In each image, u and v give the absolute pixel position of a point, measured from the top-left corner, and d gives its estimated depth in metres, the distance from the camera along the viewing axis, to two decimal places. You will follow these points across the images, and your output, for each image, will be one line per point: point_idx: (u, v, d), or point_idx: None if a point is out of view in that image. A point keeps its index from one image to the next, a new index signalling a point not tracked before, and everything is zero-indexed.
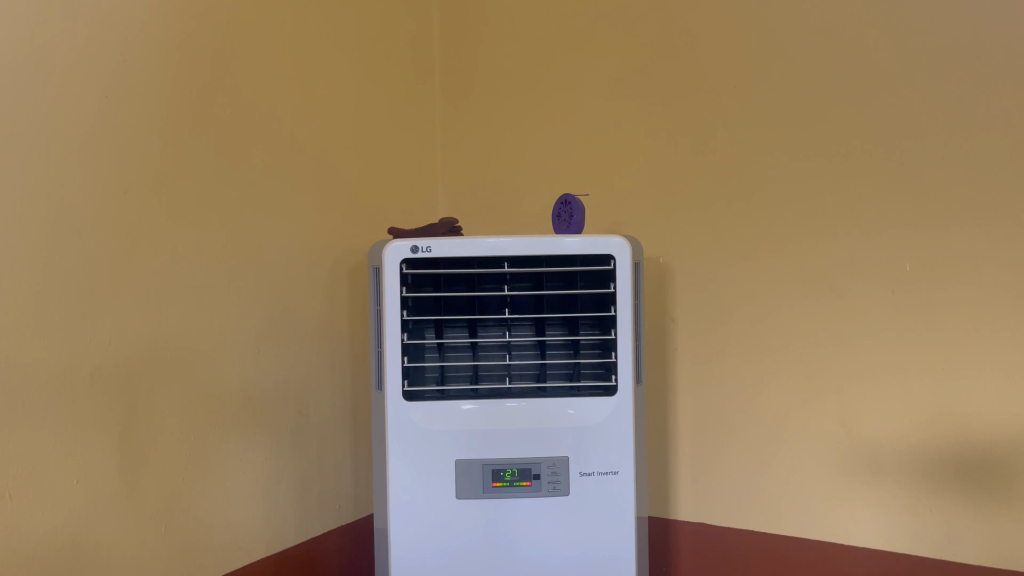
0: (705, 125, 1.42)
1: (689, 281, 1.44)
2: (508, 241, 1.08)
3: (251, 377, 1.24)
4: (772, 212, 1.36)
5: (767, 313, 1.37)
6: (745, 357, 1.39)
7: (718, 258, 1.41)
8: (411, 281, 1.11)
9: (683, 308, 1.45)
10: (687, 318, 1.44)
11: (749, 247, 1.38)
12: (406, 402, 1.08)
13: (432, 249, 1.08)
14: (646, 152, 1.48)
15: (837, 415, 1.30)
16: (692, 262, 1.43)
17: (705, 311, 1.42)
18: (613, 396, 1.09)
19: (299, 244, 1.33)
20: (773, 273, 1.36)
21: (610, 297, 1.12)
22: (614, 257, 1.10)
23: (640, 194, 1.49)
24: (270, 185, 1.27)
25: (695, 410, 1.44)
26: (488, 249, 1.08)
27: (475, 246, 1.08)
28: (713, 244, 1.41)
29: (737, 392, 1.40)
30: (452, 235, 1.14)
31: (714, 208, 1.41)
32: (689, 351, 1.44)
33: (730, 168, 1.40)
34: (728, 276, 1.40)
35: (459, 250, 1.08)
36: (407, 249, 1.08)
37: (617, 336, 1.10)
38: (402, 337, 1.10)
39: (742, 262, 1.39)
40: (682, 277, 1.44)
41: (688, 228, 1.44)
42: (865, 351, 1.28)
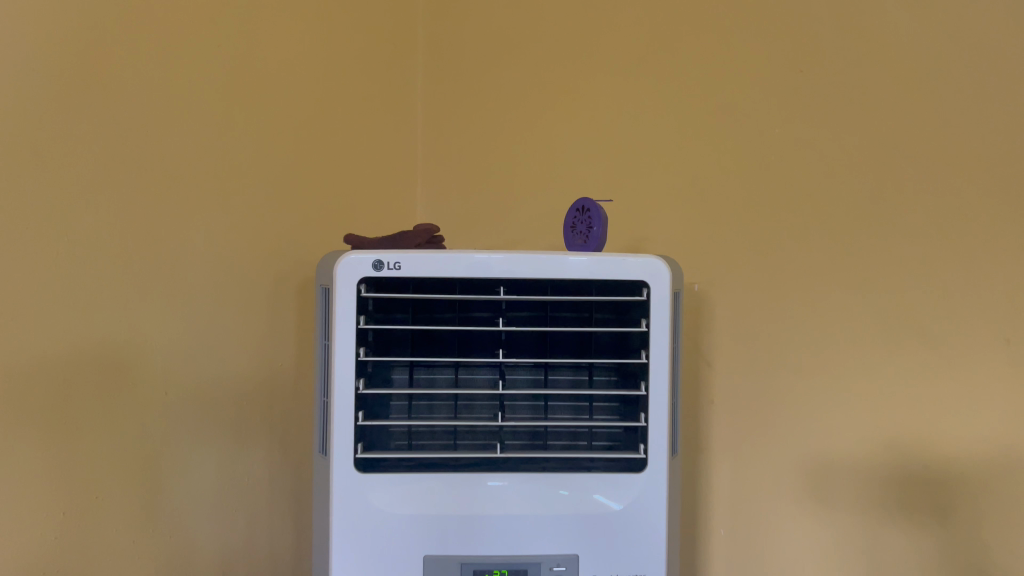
0: (741, 125, 1.16)
1: (726, 321, 1.17)
2: (502, 257, 0.80)
3: (156, 425, 0.95)
4: (838, 232, 1.07)
5: (831, 359, 1.08)
6: (794, 415, 1.11)
7: (762, 291, 1.14)
8: (373, 308, 0.83)
9: (718, 355, 1.18)
10: (721, 367, 1.18)
11: (805, 277, 1.10)
12: (362, 474, 0.79)
13: (401, 264, 0.79)
14: (673, 159, 1.23)
15: (925, 502, 0.99)
16: (730, 294, 1.17)
17: (745, 359, 1.16)
18: (641, 473, 0.81)
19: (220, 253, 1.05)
20: (838, 306, 1.07)
21: (640, 338, 0.83)
22: (649, 283, 0.81)
23: (669, 209, 1.23)
24: (189, 177, 0.99)
25: (734, 480, 1.17)
26: (478, 267, 0.80)
27: (462, 264, 0.79)
28: (757, 273, 1.14)
29: (783, 462, 1.12)
30: (431, 247, 0.85)
31: (756, 226, 1.14)
32: (727, 410, 1.18)
33: (775, 177, 1.12)
34: (777, 312, 1.13)
35: (440, 268, 0.79)
36: (368, 265, 0.79)
37: (650, 392, 0.81)
38: (358, 385, 0.80)
39: (795, 295, 1.11)
40: (720, 314, 1.18)
41: (724, 250, 1.18)
42: (966, 418, 0.97)
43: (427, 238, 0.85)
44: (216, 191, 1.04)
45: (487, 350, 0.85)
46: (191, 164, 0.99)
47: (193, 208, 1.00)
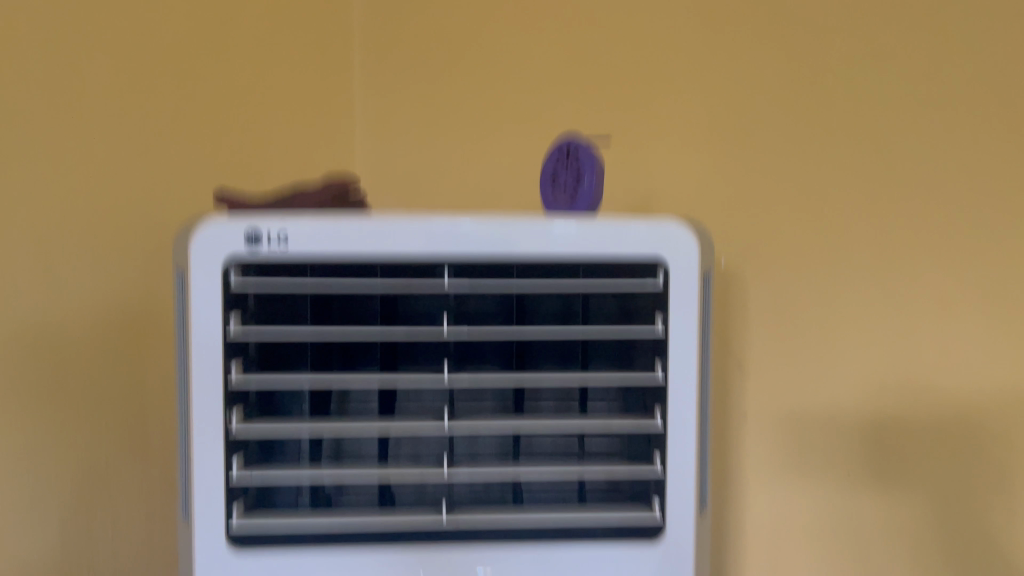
0: (814, 46, 0.86)
1: (768, 306, 0.89)
2: (445, 225, 0.53)
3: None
4: (939, 186, 0.82)
5: (923, 350, 0.84)
6: (868, 430, 0.86)
7: (824, 267, 0.87)
8: (257, 303, 0.56)
9: (752, 349, 0.91)
10: (757, 366, 0.91)
11: (887, 248, 0.84)
12: (234, 550, 0.53)
13: (286, 237, 0.52)
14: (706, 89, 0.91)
15: None
16: (776, 271, 0.89)
17: (793, 356, 0.89)
18: (656, 543, 0.55)
19: (111, 233, 0.74)
20: (937, 287, 0.82)
21: (656, 343, 0.57)
22: (665, 263, 0.55)
23: (693, 154, 0.92)
24: (45, 123, 0.68)
25: (781, 513, 0.91)
26: (407, 240, 0.53)
27: (383, 238, 0.52)
28: (814, 242, 0.87)
29: (849, 488, 0.87)
30: (343, 207, 0.58)
31: (820, 181, 0.86)
32: (764, 421, 0.91)
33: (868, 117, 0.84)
34: (846, 294, 0.86)
35: (350, 244, 0.52)
36: (238, 240, 0.52)
37: (669, 425, 0.55)
38: (231, 419, 0.54)
39: (871, 275, 0.85)
40: (755, 296, 0.90)
41: (775, 213, 0.89)
42: None
43: (336, 196, 0.57)
44: (93, 143, 0.72)
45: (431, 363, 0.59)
46: (35, 106, 0.67)
47: (61, 170, 0.70)
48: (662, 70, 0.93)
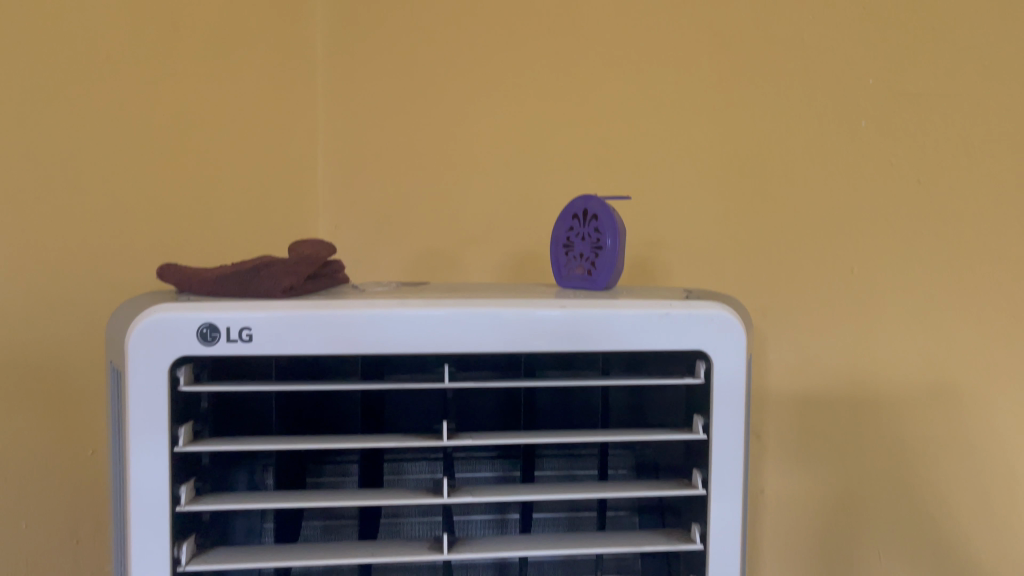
0: None
1: (787, 372, 0.76)
2: (445, 314, 0.43)
3: None
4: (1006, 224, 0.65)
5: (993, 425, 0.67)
6: (921, 524, 0.71)
7: (858, 327, 0.72)
8: (211, 408, 0.45)
9: (770, 425, 0.77)
10: (776, 449, 0.76)
11: (927, 306, 0.69)
12: None
13: (251, 331, 0.42)
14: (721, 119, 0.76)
15: None
16: (797, 335, 0.75)
17: (822, 432, 0.75)
18: None
19: (19, 311, 0.59)
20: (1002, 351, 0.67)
21: (689, 448, 0.48)
22: (707, 356, 0.46)
23: (699, 197, 0.78)
24: None
25: None
26: (399, 334, 0.43)
27: (372, 332, 0.43)
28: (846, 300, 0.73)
29: None
30: (318, 281, 0.48)
31: (858, 229, 0.72)
32: (789, 506, 0.77)
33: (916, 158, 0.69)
34: (885, 366, 0.72)
35: (331, 339, 0.43)
36: (191, 336, 0.42)
37: (710, 549, 0.45)
38: (177, 557, 0.43)
39: (914, 341, 0.70)
40: (773, 363, 0.76)
41: (801, 268, 0.74)
42: None
43: (308, 272, 0.46)
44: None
45: (423, 468, 0.50)
46: None
47: None
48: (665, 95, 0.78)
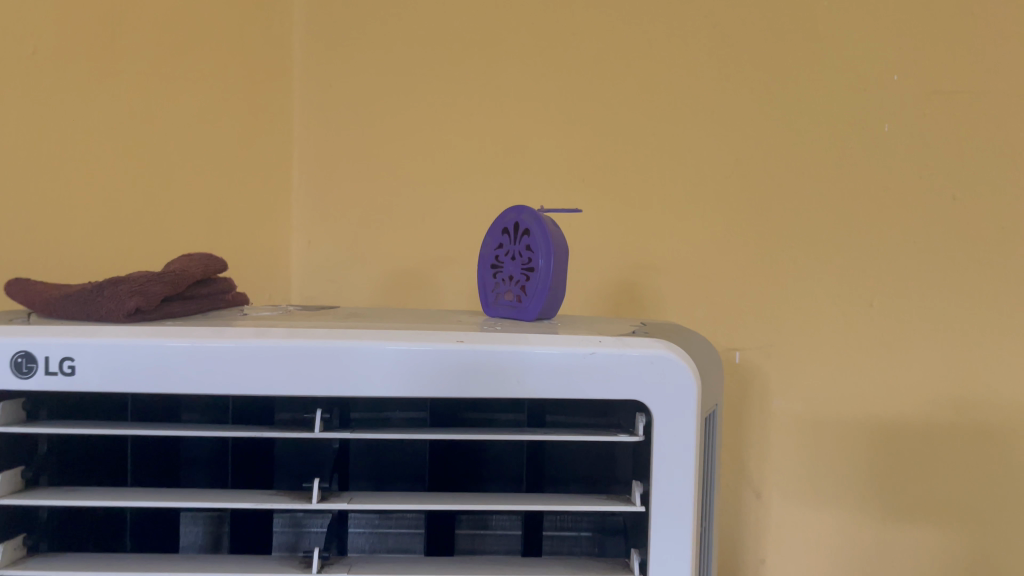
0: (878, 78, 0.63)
1: (796, 426, 0.63)
2: (317, 346, 0.35)
3: None
4: None
5: None
6: None
7: (886, 374, 0.61)
8: (53, 454, 0.37)
9: (778, 489, 0.64)
10: (792, 516, 0.64)
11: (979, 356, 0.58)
12: None
13: (74, 361, 0.35)
14: (730, 121, 0.65)
15: None
16: (810, 380, 0.63)
17: (845, 496, 0.62)
18: None
19: None
20: None
21: (630, 519, 0.39)
22: (648, 407, 0.36)
23: (701, 217, 0.66)
24: None
25: None
26: (256, 367, 0.35)
27: (222, 368, 0.35)
28: (875, 343, 0.61)
29: None
30: (192, 303, 0.41)
31: (888, 251, 0.60)
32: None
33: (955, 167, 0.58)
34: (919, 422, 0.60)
35: (171, 373, 0.35)
36: (3, 368, 0.34)
37: None
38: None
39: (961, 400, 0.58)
40: (780, 415, 0.63)
41: (818, 299, 0.62)
42: None
43: (173, 292, 0.39)
44: None
45: (325, 519, 0.43)
46: None
47: None
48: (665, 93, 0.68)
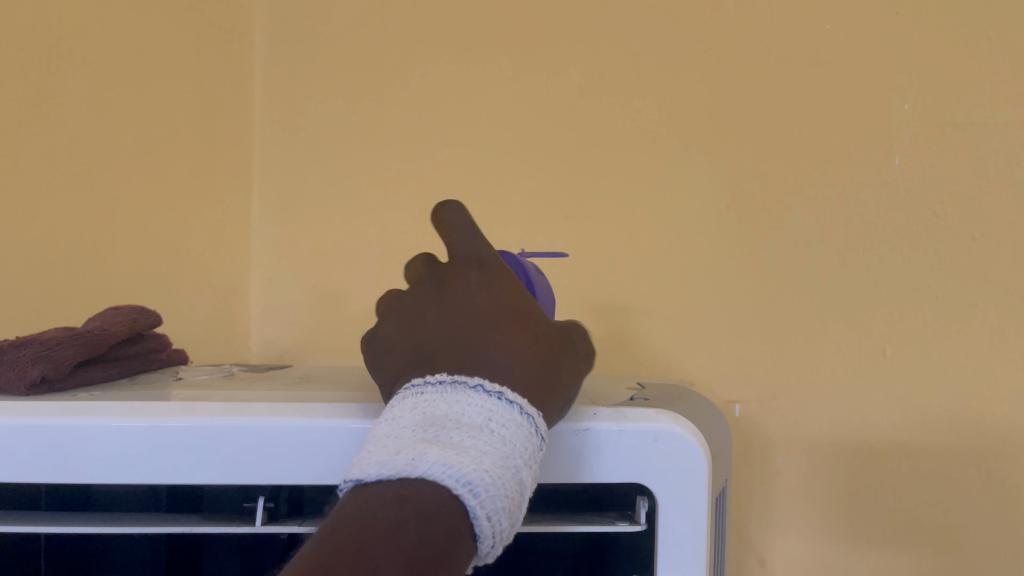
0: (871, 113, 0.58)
1: (804, 487, 0.58)
2: (259, 423, 0.29)
3: None
4: None
5: None
6: None
7: (900, 431, 0.55)
8: None
9: (784, 555, 0.59)
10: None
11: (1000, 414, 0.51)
12: None
13: None
14: (721, 164, 0.62)
15: None
16: (816, 435, 0.58)
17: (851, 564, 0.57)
18: None
19: None
20: None
21: None
22: (652, 492, 0.31)
23: (693, 261, 0.62)
24: None
25: None
26: (188, 452, 0.29)
27: (144, 452, 0.29)
28: (888, 398, 0.55)
29: None
30: (114, 370, 0.35)
31: (900, 296, 0.55)
32: None
33: (970, 204, 0.53)
34: (942, 486, 0.53)
35: (80, 460, 0.29)
36: None
37: None
38: None
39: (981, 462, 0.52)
40: (783, 472, 0.59)
41: (824, 347, 0.57)
42: None
43: (89, 356, 0.33)
44: None
45: None
46: None
47: None
48: (656, 127, 0.64)
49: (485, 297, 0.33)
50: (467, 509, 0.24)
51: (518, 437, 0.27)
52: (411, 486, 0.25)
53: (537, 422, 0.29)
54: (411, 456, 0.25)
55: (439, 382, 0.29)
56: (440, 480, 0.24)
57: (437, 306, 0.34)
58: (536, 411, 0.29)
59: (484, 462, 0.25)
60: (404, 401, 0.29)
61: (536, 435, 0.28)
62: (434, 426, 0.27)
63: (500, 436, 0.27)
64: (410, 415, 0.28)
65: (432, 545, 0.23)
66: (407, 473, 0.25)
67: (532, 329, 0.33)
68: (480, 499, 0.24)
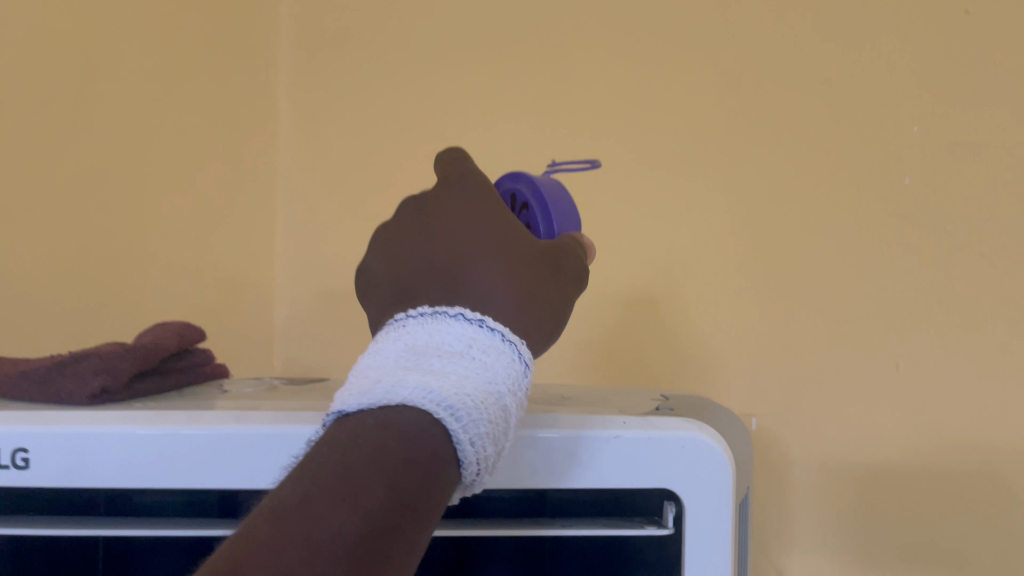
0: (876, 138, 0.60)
1: (819, 498, 0.59)
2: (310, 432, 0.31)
3: None
4: None
5: None
6: None
7: (911, 443, 0.56)
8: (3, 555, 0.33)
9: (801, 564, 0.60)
10: None
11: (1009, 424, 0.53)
12: None
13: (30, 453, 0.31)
14: (733, 185, 0.64)
15: None
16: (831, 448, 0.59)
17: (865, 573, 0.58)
18: None
19: None
20: None
21: None
22: (678, 496, 0.33)
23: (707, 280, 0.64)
24: None
25: None
26: (243, 459, 0.31)
27: (202, 460, 0.31)
28: (898, 412, 0.56)
29: None
30: (165, 383, 0.37)
31: (911, 311, 0.56)
32: None
33: (975, 222, 0.54)
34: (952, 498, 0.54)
35: (140, 468, 0.31)
36: None
37: None
38: None
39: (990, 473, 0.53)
40: (798, 484, 0.60)
41: (837, 362, 0.59)
42: None
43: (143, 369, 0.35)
44: None
45: None
46: None
47: None
48: (670, 149, 0.66)
49: (473, 221, 0.35)
50: (449, 432, 0.25)
51: (498, 365, 0.29)
52: (391, 411, 0.25)
53: (516, 347, 0.31)
54: (390, 385, 0.26)
55: (422, 316, 0.31)
56: (417, 405, 0.25)
57: (425, 235, 0.36)
58: (516, 340, 0.31)
59: (464, 385, 0.26)
60: (387, 339, 0.30)
61: (519, 363, 0.30)
62: (415, 356, 0.28)
63: (481, 362, 0.28)
64: (393, 347, 0.29)
65: (417, 466, 0.24)
66: (388, 401, 0.26)
67: (518, 252, 0.35)
68: (462, 422, 0.25)
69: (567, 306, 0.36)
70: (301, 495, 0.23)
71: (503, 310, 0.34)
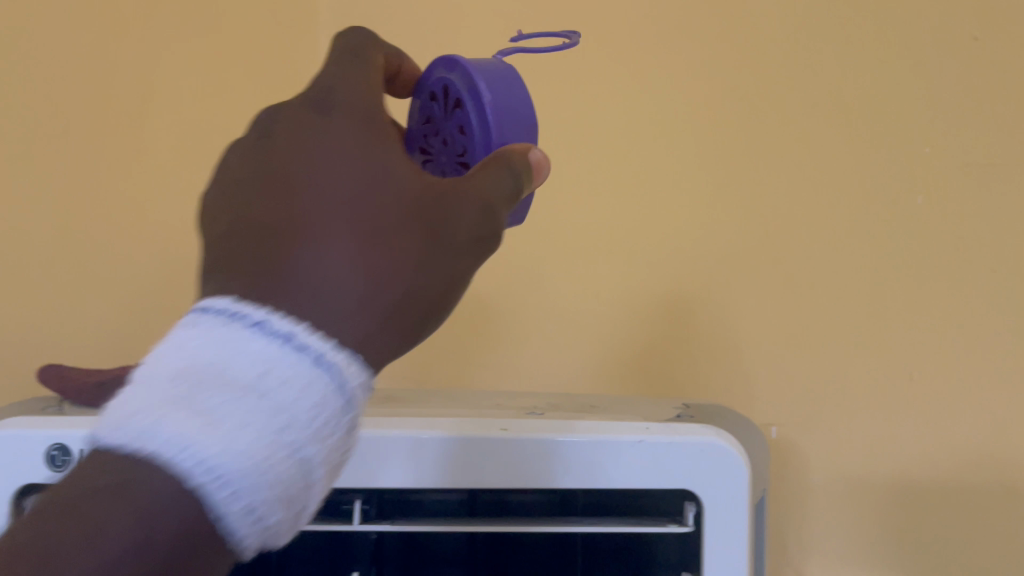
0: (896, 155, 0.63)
1: (837, 503, 0.61)
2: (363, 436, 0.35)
3: None
4: None
5: None
6: None
7: (929, 451, 0.58)
8: None
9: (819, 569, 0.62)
10: None
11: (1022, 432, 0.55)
12: None
13: None
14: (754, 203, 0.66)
15: None
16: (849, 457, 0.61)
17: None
18: None
19: None
20: None
21: None
22: (698, 496, 0.35)
23: (729, 294, 0.66)
24: None
25: None
26: None
27: None
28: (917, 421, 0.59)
29: None
30: None
31: (927, 324, 0.59)
32: None
33: (989, 240, 0.57)
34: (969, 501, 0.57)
35: None
36: (37, 461, 0.34)
37: None
38: None
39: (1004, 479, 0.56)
40: (817, 491, 0.62)
41: (856, 373, 0.61)
42: None
43: None
44: None
45: None
46: None
47: None
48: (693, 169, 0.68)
49: (336, 157, 0.26)
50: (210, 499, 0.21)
51: (293, 405, 0.22)
52: (137, 467, 0.21)
53: (337, 371, 0.23)
54: (148, 424, 0.21)
55: (218, 308, 0.23)
56: (171, 464, 0.21)
57: (272, 153, 0.27)
58: (342, 360, 0.23)
59: (239, 441, 0.21)
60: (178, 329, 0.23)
61: (338, 392, 0.23)
62: (191, 380, 0.22)
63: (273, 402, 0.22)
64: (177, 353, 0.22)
65: (169, 533, 0.21)
66: (143, 446, 0.21)
67: (383, 212, 0.25)
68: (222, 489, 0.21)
69: (458, 282, 0.26)
70: (34, 536, 0.20)
71: (343, 290, 0.24)
